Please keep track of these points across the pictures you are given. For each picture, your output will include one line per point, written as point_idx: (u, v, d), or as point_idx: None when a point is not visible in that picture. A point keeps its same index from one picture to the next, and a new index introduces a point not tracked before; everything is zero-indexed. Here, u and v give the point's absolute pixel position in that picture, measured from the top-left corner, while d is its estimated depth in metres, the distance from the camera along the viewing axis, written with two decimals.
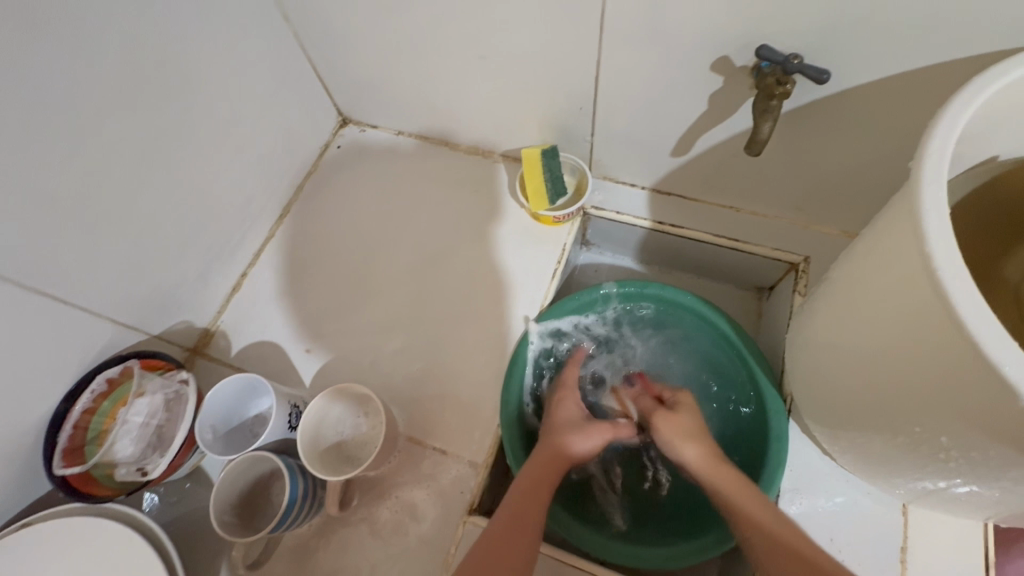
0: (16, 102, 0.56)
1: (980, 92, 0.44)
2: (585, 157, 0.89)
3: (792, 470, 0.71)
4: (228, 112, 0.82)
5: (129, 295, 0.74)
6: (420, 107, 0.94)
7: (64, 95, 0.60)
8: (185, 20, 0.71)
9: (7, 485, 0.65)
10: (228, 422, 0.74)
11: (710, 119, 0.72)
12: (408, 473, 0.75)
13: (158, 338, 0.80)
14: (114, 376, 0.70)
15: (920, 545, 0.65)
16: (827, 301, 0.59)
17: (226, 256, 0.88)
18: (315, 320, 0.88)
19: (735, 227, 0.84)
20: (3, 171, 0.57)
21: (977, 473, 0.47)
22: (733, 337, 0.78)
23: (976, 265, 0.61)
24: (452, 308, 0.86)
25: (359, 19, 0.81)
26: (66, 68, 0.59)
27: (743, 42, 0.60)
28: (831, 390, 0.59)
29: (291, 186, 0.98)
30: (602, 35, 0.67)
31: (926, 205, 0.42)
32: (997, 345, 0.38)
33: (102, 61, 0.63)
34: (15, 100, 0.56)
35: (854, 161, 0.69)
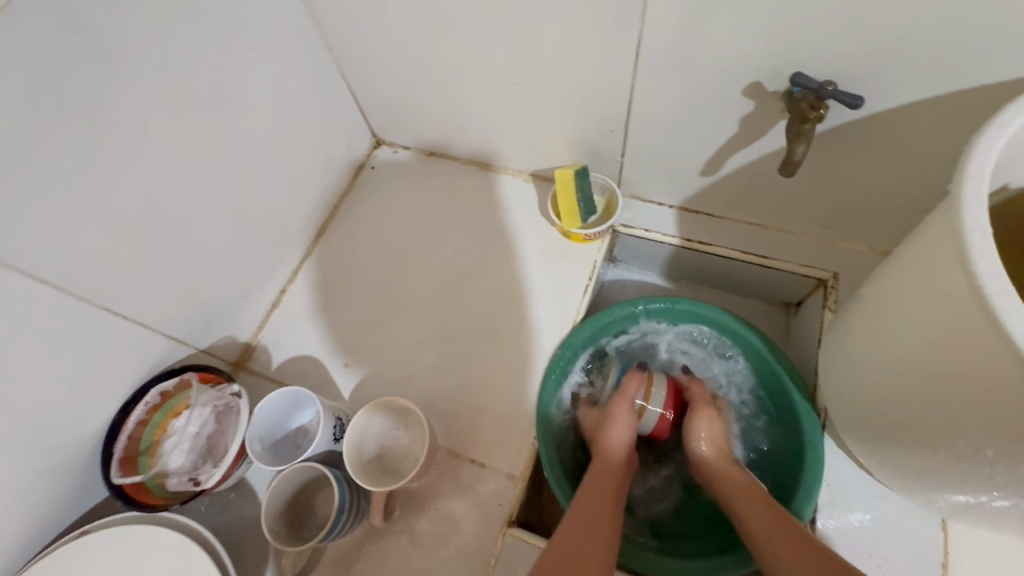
0: (91, 131, 0.60)
1: (1018, 116, 0.45)
2: (614, 176, 0.92)
3: (828, 485, 0.71)
4: (273, 136, 0.86)
5: (180, 311, 0.77)
6: (453, 129, 0.97)
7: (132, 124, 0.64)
8: (238, 51, 0.75)
9: (65, 494, 0.67)
10: (274, 433, 0.76)
11: (740, 140, 0.74)
12: (447, 485, 0.76)
13: (204, 352, 0.83)
14: (168, 389, 0.72)
15: (961, 562, 0.65)
16: (863, 316, 0.60)
17: (267, 273, 0.92)
18: (352, 335, 0.90)
19: (763, 244, 0.86)
20: (76, 195, 0.60)
21: (1022, 487, 0.48)
22: (766, 353, 0.80)
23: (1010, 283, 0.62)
24: (486, 323, 0.88)
25: (399, 48, 0.85)
26: (134, 99, 0.64)
27: (775, 69, 0.63)
28: (869, 405, 0.60)
29: (328, 205, 1.02)
30: (636, 62, 0.70)
31: (968, 225, 0.43)
32: None
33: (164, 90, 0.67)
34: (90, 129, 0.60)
35: (883, 180, 0.71)
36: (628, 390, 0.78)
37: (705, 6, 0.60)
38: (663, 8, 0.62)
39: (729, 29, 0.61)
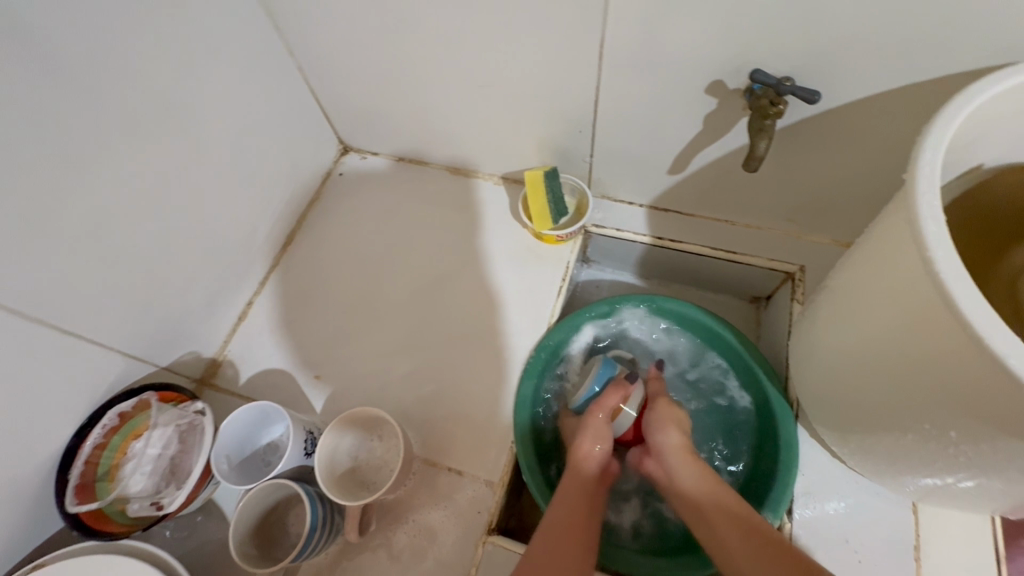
0: (33, 141, 0.57)
1: (962, 106, 0.47)
2: (584, 177, 0.92)
3: (803, 474, 0.72)
4: (234, 144, 0.83)
5: (138, 327, 0.74)
6: (421, 134, 0.96)
7: (79, 133, 0.61)
8: (193, 56, 0.73)
9: (16, 527, 0.63)
10: (242, 450, 0.73)
11: (705, 138, 0.75)
12: (425, 496, 0.75)
13: (166, 370, 0.80)
14: (126, 411, 0.69)
15: (932, 543, 0.66)
16: (830, 307, 0.61)
17: (232, 285, 0.89)
18: (323, 345, 0.88)
19: (731, 239, 0.88)
20: (20, 209, 0.57)
21: (983, 466, 0.49)
22: (735, 345, 0.81)
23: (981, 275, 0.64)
24: (460, 328, 0.87)
25: (363, 52, 0.83)
26: (81, 107, 0.61)
27: (735, 67, 0.64)
28: (840, 393, 0.61)
29: (295, 214, 0.99)
30: (600, 62, 0.70)
31: (923, 214, 0.44)
32: (1000, 342, 0.40)
33: (114, 97, 0.64)
34: (33, 139, 0.57)
35: (843, 173, 0.73)
36: (607, 402, 0.75)
37: (665, 4, 0.60)
38: (624, 6, 0.62)
39: (689, 27, 0.61)
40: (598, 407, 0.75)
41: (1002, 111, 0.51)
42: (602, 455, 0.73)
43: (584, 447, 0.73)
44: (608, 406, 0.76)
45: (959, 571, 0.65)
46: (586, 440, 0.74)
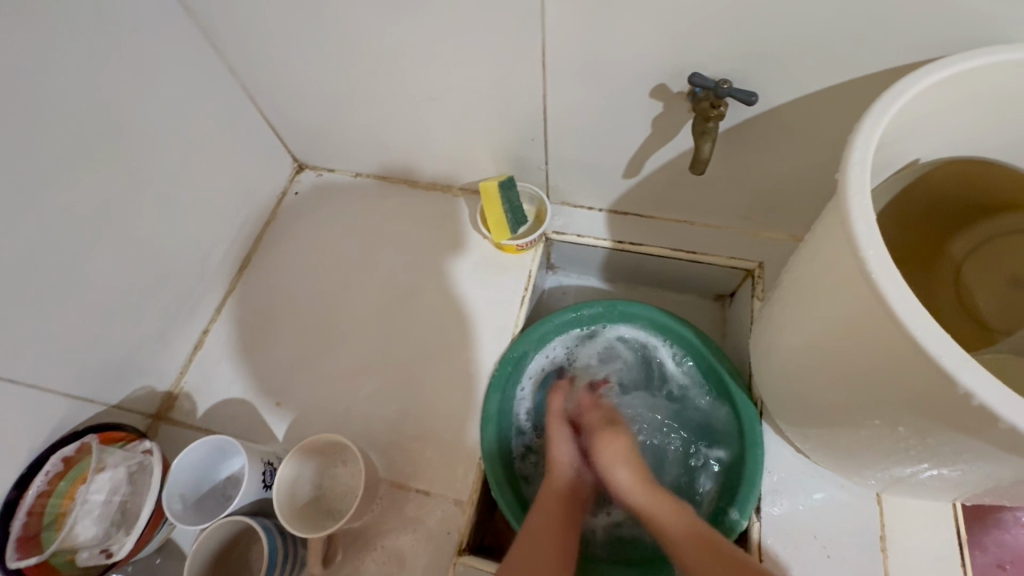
0: None
1: (890, 104, 0.48)
2: (542, 185, 0.91)
3: (770, 472, 0.72)
4: (179, 170, 0.80)
5: (83, 366, 0.71)
6: (376, 149, 0.95)
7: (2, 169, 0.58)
8: (126, 81, 0.70)
9: None
10: (198, 488, 0.70)
11: (655, 141, 0.75)
12: (393, 520, 0.73)
13: (116, 408, 0.77)
14: (70, 455, 0.66)
15: (898, 533, 0.67)
16: (782, 306, 0.62)
17: (186, 315, 0.86)
18: (284, 371, 0.86)
19: (690, 240, 0.88)
20: None
21: (932, 458, 0.50)
22: (698, 344, 0.81)
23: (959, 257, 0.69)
24: (424, 345, 0.85)
25: (307, 69, 0.81)
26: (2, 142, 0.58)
27: (676, 70, 0.64)
28: (796, 390, 0.61)
29: (250, 237, 0.97)
30: (545, 70, 0.69)
31: (855, 214, 0.45)
32: (932, 340, 0.40)
33: (39, 130, 0.61)
34: None
35: (791, 170, 0.73)
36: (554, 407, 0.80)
37: (603, 11, 0.60)
38: (563, 13, 0.61)
39: (629, 32, 0.61)
40: (551, 416, 0.80)
41: (930, 107, 0.51)
42: (572, 459, 0.76)
43: (557, 457, 0.75)
44: (558, 411, 0.80)
45: (925, 558, 0.66)
46: (557, 447, 0.76)
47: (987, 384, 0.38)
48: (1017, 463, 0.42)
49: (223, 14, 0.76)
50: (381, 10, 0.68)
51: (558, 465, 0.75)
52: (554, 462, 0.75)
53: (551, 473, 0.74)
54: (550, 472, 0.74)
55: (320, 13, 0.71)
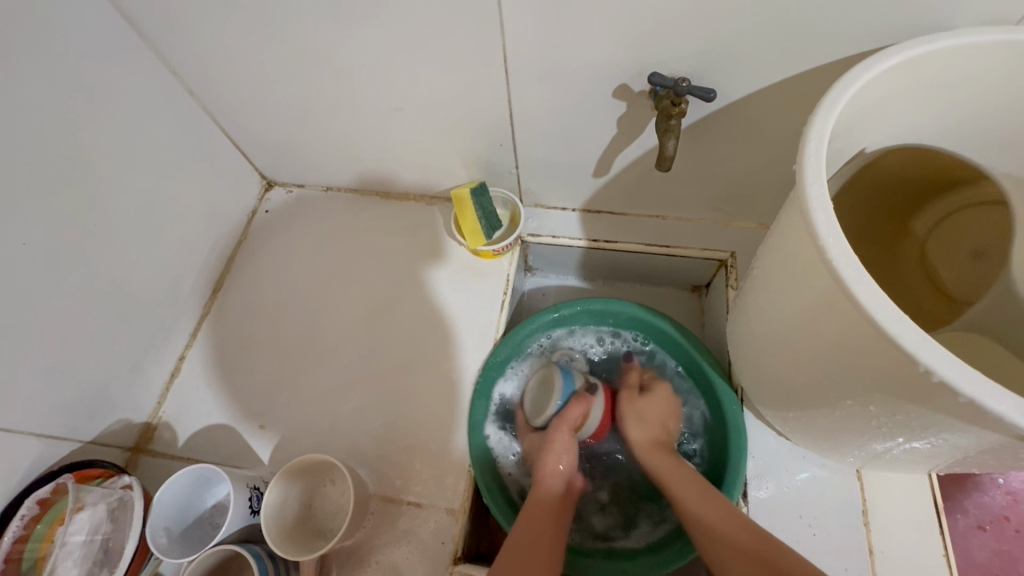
0: None
1: (840, 95, 0.49)
2: (514, 189, 0.91)
3: (754, 457, 0.74)
4: (143, 196, 0.79)
5: (54, 403, 0.69)
6: (345, 162, 0.94)
7: None
8: (81, 108, 0.68)
9: None
10: (183, 518, 0.69)
11: (621, 140, 0.76)
12: (385, 535, 0.73)
13: (92, 443, 0.75)
14: (46, 496, 0.64)
15: (879, 506, 0.69)
16: (753, 295, 0.63)
17: (160, 342, 0.84)
18: (265, 392, 0.84)
19: (663, 234, 0.89)
20: None
21: (902, 433, 0.51)
22: (675, 336, 0.83)
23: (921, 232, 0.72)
24: (406, 357, 0.85)
25: (269, 86, 0.81)
26: None
27: (637, 70, 0.65)
28: (773, 375, 0.62)
29: (222, 258, 0.95)
30: (508, 76, 0.70)
31: (813, 204, 0.46)
32: (890, 320, 0.42)
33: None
34: None
35: (755, 161, 0.75)
36: (569, 415, 0.79)
37: (561, 16, 0.60)
38: (520, 18, 0.62)
39: (588, 34, 0.62)
40: (562, 421, 0.78)
41: (879, 95, 0.53)
42: (568, 471, 0.76)
43: (550, 465, 0.75)
44: (571, 422, 0.79)
45: (905, 529, 0.68)
46: (551, 457, 0.76)
47: (946, 360, 0.40)
48: (981, 433, 0.44)
49: (178, 34, 0.74)
50: (340, 24, 0.68)
51: (550, 474, 0.75)
52: (545, 473, 0.75)
53: (541, 481, 0.74)
54: (542, 479, 0.74)
55: (278, 29, 0.71)
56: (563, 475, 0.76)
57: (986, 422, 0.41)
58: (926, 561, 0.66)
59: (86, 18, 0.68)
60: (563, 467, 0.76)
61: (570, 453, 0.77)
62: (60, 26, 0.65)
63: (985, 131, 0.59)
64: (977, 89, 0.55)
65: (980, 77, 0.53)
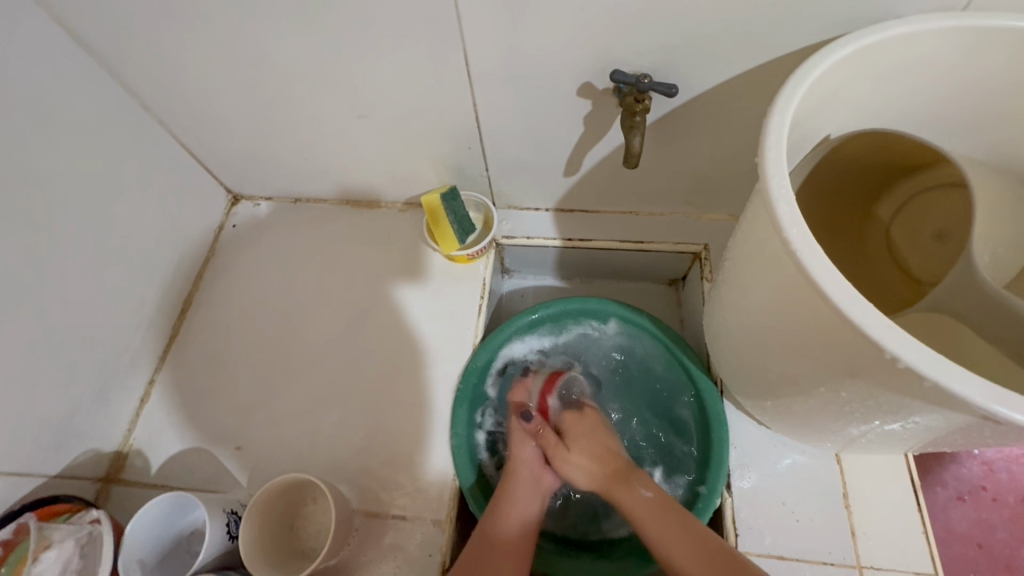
0: None
1: (797, 86, 0.49)
2: (486, 192, 0.91)
3: (736, 447, 0.74)
4: (100, 216, 0.76)
5: (14, 439, 0.66)
6: (312, 172, 0.92)
7: None
8: (28, 129, 0.66)
9: None
10: (158, 547, 0.67)
11: (589, 138, 0.76)
12: (371, 550, 0.71)
13: (59, 477, 0.72)
14: (7, 538, 0.61)
15: (859, 488, 0.70)
16: (725, 287, 0.63)
17: (126, 368, 0.81)
18: (241, 412, 0.82)
19: (637, 230, 0.89)
20: None
21: (876, 417, 0.52)
22: (653, 331, 0.83)
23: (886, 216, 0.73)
24: (384, 367, 0.83)
25: (228, 98, 0.78)
26: None
27: (599, 67, 0.65)
28: (749, 367, 0.63)
29: (190, 276, 0.92)
30: (471, 79, 0.69)
31: (776, 196, 0.46)
32: (856, 308, 0.42)
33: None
34: None
35: (721, 153, 0.76)
36: (515, 403, 0.80)
37: (520, 16, 0.60)
38: (478, 21, 0.61)
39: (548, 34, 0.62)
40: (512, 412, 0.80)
41: (836, 85, 0.54)
42: (532, 460, 0.74)
43: (515, 499, 0.69)
44: (520, 405, 0.80)
45: (885, 509, 0.69)
46: (516, 446, 0.75)
47: (913, 346, 0.40)
48: (949, 414, 0.45)
49: (129, 49, 0.72)
50: (297, 32, 0.66)
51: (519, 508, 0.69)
52: (512, 496, 0.70)
53: (498, 518, 0.67)
54: (507, 506, 0.68)
55: (233, 41, 0.69)
56: (529, 473, 0.73)
57: (952, 403, 0.41)
58: (906, 539, 0.67)
59: (27, 36, 0.65)
60: (524, 468, 0.73)
61: (530, 442, 0.76)
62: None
63: (940, 115, 0.61)
64: (929, 74, 0.56)
65: (931, 63, 0.54)
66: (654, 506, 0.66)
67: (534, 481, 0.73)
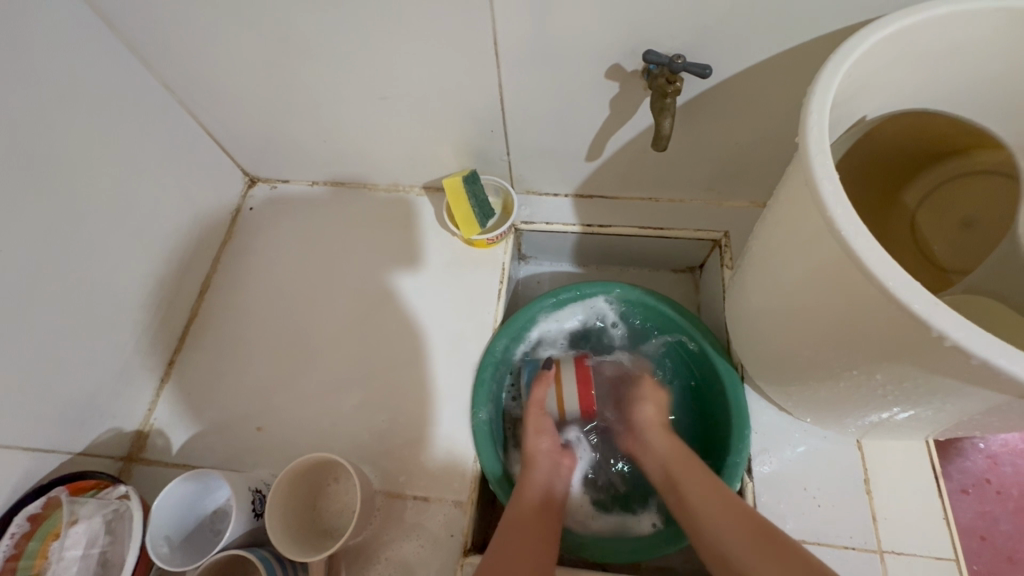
0: None
1: (838, 66, 0.49)
2: (505, 176, 0.90)
3: (756, 432, 0.75)
4: (121, 195, 0.75)
5: (40, 417, 0.66)
6: (331, 155, 0.91)
7: None
8: (49, 106, 0.65)
9: None
10: (183, 526, 0.67)
11: (614, 122, 0.75)
12: (393, 531, 0.72)
13: (84, 454, 0.72)
14: (37, 512, 0.61)
15: (879, 473, 0.71)
16: (754, 273, 0.64)
17: (148, 349, 0.81)
18: (261, 394, 0.82)
19: (657, 216, 0.89)
20: None
21: (907, 400, 0.52)
22: (676, 318, 0.83)
23: (916, 202, 0.73)
24: (403, 350, 0.83)
25: (249, 78, 0.78)
26: None
27: (630, 48, 0.64)
28: (778, 353, 0.63)
29: (208, 258, 0.92)
30: (498, 59, 0.68)
31: (818, 174, 0.46)
32: (899, 285, 0.42)
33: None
34: None
35: (747, 140, 0.75)
36: (537, 398, 0.79)
37: None
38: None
39: (580, 11, 0.60)
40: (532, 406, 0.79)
41: (873, 67, 0.53)
42: (549, 448, 0.76)
43: (533, 480, 0.71)
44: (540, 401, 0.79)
45: (905, 495, 0.69)
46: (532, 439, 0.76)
47: (959, 324, 0.40)
48: (983, 394, 0.45)
49: (151, 27, 0.71)
50: (323, 9, 0.65)
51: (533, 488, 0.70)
52: (531, 477, 0.72)
53: (521, 496, 0.69)
54: (523, 493, 0.69)
55: (257, 20, 0.68)
56: (548, 461, 0.74)
57: (992, 381, 0.42)
58: (925, 524, 0.68)
59: (47, 11, 0.64)
60: (544, 457, 0.74)
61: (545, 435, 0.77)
62: (22, 18, 0.61)
63: (977, 99, 0.60)
64: (969, 57, 0.55)
65: (970, 45, 0.54)
66: (690, 466, 0.69)
67: (552, 467, 0.74)
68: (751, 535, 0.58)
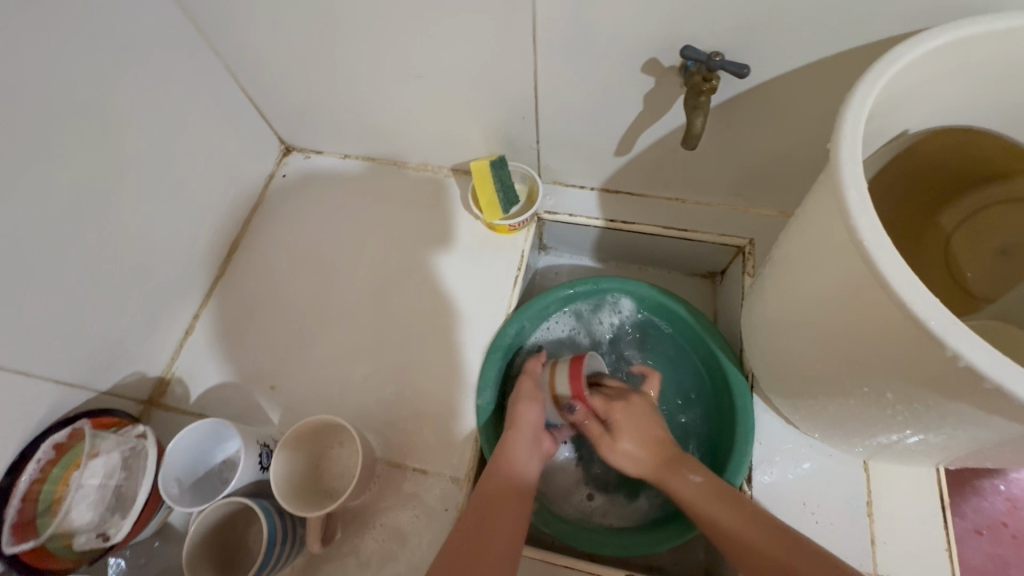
0: None
1: (881, 74, 0.48)
2: (533, 164, 0.90)
3: (761, 442, 0.74)
4: (163, 152, 0.78)
5: (71, 353, 0.69)
6: (364, 130, 0.93)
7: None
8: (101, 60, 0.67)
9: None
10: (194, 471, 0.70)
11: (646, 118, 0.75)
12: (390, 499, 0.74)
13: (109, 393, 0.76)
14: (61, 441, 0.65)
15: (883, 497, 0.69)
16: (773, 281, 0.63)
17: (176, 301, 0.85)
18: (277, 354, 0.85)
19: (682, 218, 0.88)
20: None
21: (918, 423, 0.51)
22: (690, 321, 0.82)
23: (956, 224, 0.69)
24: (416, 325, 0.85)
25: (291, 47, 0.79)
26: None
27: (669, 43, 0.63)
28: (790, 363, 0.62)
29: (239, 220, 0.95)
30: (535, 45, 0.68)
31: (846, 182, 0.45)
32: (917, 301, 0.41)
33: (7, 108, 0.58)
34: None
35: (782, 146, 0.74)
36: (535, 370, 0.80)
37: None
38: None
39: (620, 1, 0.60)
40: (527, 380, 0.78)
41: (917, 79, 0.52)
42: (533, 423, 0.73)
43: (513, 454, 0.69)
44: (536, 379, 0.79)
45: (909, 523, 0.68)
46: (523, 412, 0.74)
47: (975, 345, 0.39)
48: (998, 423, 0.44)
49: None
50: None
51: (523, 455, 0.69)
52: (510, 449, 0.69)
53: (505, 465, 0.67)
54: (503, 465, 0.67)
55: None
56: (529, 435, 0.72)
57: (1008, 409, 0.41)
58: (927, 555, 0.66)
59: None
60: (526, 430, 0.72)
61: (536, 403, 0.75)
62: None
63: None
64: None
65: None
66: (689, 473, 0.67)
67: (532, 446, 0.71)
68: (757, 525, 0.60)
